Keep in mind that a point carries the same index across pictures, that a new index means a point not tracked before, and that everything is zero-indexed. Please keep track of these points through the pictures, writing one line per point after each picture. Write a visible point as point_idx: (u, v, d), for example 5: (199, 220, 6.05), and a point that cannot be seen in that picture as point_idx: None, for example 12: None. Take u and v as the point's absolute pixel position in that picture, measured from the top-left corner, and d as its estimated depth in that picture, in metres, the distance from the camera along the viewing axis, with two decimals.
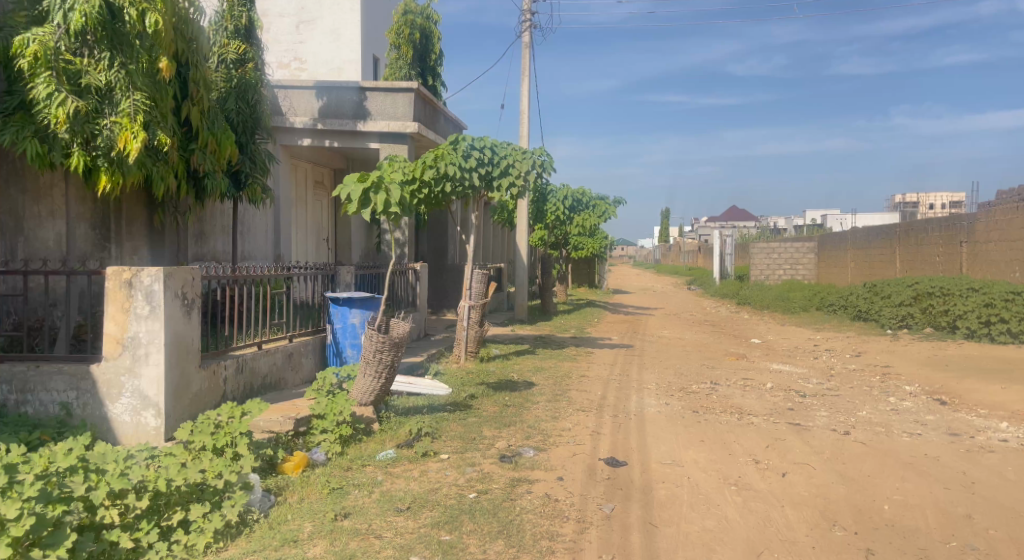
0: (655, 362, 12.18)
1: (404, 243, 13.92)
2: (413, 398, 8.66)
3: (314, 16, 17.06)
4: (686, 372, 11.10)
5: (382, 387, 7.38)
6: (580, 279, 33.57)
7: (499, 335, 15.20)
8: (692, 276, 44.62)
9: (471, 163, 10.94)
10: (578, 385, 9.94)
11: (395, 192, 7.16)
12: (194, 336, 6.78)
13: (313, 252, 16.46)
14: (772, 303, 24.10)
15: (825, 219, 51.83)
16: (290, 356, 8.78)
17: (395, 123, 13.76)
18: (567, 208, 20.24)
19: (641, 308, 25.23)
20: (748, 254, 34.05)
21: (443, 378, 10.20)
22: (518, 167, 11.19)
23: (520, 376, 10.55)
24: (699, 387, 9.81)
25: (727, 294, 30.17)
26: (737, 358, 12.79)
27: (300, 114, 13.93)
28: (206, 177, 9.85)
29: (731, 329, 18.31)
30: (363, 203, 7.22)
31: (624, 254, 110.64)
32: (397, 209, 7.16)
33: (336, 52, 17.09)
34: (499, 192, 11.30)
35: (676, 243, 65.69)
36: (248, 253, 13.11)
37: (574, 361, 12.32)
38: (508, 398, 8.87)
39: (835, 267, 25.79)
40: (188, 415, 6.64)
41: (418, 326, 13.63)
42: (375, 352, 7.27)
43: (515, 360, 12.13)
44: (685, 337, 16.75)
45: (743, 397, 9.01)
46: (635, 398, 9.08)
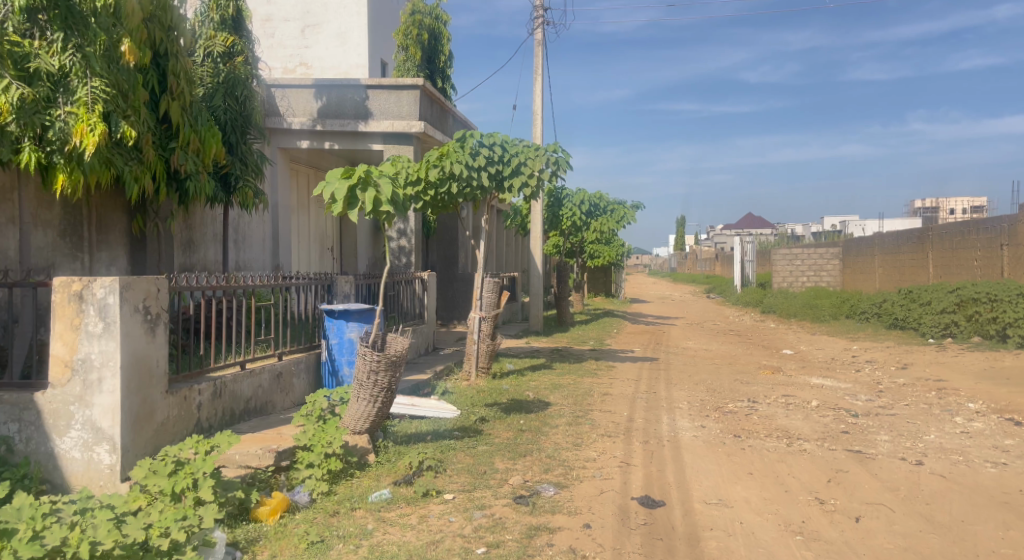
0: (683, 377, 11.18)
1: (410, 251, 13.03)
2: (416, 423, 7.71)
3: (320, 19, 16.13)
4: (719, 389, 10.09)
5: (379, 413, 6.43)
6: (596, 288, 32.56)
7: (514, 348, 14.24)
8: (711, 284, 43.53)
9: (479, 162, 10.01)
10: (601, 404, 8.97)
11: (386, 188, 6.25)
12: (160, 357, 5.86)
13: (316, 263, 15.61)
14: (800, 311, 22.99)
15: (846, 224, 50.59)
16: (280, 376, 7.86)
17: (400, 123, 12.87)
18: (583, 213, 19.27)
19: (661, 318, 24.21)
20: (770, 261, 32.98)
21: (451, 399, 9.24)
22: (530, 165, 10.24)
23: (536, 395, 9.58)
24: (736, 406, 8.80)
25: (749, 302, 29.05)
26: (772, 372, 11.76)
27: (298, 114, 13.06)
28: (187, 178, 8.92)
29: (759, 339, 17.26)
30: (349, 204, 6.31)
31: (639, 263, 109.57)
32: (390, 208, 6.26)
33: (343, 56, 16.19)
34: (510, 193, 10.35)
35: (693, 252, 64.63)
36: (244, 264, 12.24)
37: (595, 376, 11.34)
38: (523, 421, 7.90)
39: (863, 273, 24.66)
40: (151, 448, 5.74)
41: (425, 340, 12.73)
42: (369, 373, 6.31)
43: (530, 376, 11.16)
44: (711, 349, 15.71)
45: (788, 419, 7.99)
46: (667, 421, 8.07)
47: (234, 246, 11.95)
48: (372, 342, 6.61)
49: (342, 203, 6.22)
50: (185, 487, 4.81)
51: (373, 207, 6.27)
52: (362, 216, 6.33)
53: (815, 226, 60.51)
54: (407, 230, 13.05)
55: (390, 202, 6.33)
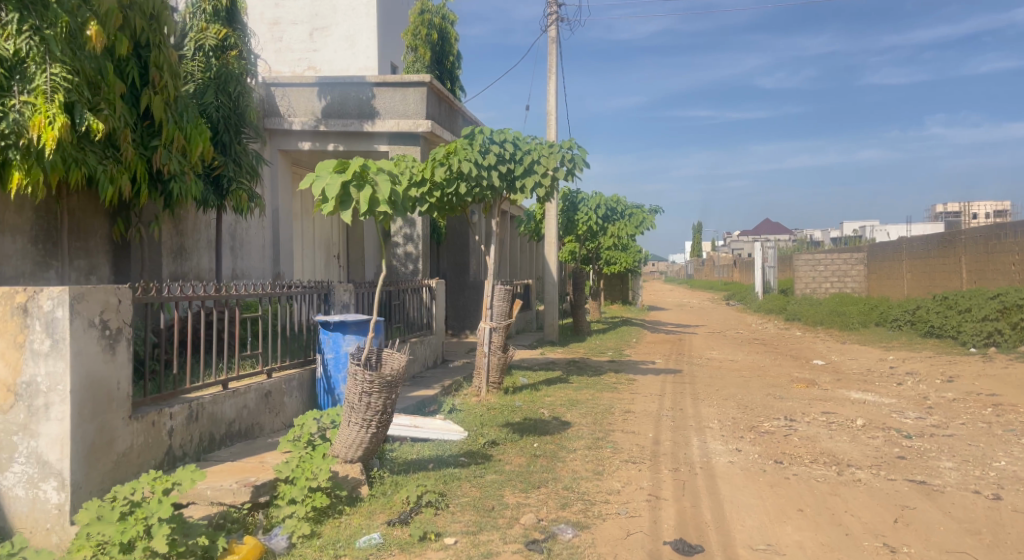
0: (710, 392, 10.38)
1: (416, 257, 12.32)
2: (419, 447, 6.98)
3: (329, 21, 15.30)
4: (751, 406, 9.28)
5: (374, 439, 5.67)
6: (613, 295, 31.76)
7: (528, 360, 13.48)
8: (730, 291, 42.57)
9: (488, 162, 9.25)
10: (622, 423, 8.20)
11: (386, 185, 5.38)
12: (122, 378, 5.15)
13: (321, 272, 14.99)
14: (827, 318, 22.06)
15: (867, 229, 49.46)
16: (268, 396, 7.10)
17: (406, 122, 12.10)
18: (600, 218, 18.47)
19: (681, 326, 23.37)
20: (791, 266, 32.02)
21: (459, 418, 8.50)
22: (544, 163, 9.48)
23: (552, 413, 8.81)
24: (773, 427, 7.99)
25: (771, 309, 28.13)
26: (807, 385, 10.92)
27: (299, 115, 12.36)
28: (171, 179, 8.17)
29: (787, 349, 16.40)
30: (341, 202, 5.40)
31: (655, 270, 108.54)
32: (388, 208, 5.37)
33: (352, 59, 15.29)
34: (523, 194, 9.57)
35: (710, 259, 63.65)
36: (243, 272, 11.53)
37: (615, 390, 10.56)
38: (538, 444, 7.14)
39: (889, 278, 23.69)
40: (109, 482, 5.04)
41: (433, 351, 12.01)
42: (360, 394, 5.54)
43: (546, 391, 10.39)
44: (736, 359, 14.88)
45: (833, 442, 7.17)
46: (698, 444, 7.29)
47: (232, 253, 11.21)
48: (365, 359, 5.83)
49: (333, 200, 5.32)
50: (136, 535, 4.12)
51: (368, 208, 5.38)
52: (356, 216, 5.44)
53: (835, 231, 59.41)
54: (413, 235, 12.34)
55: (390, 201, 5.46)
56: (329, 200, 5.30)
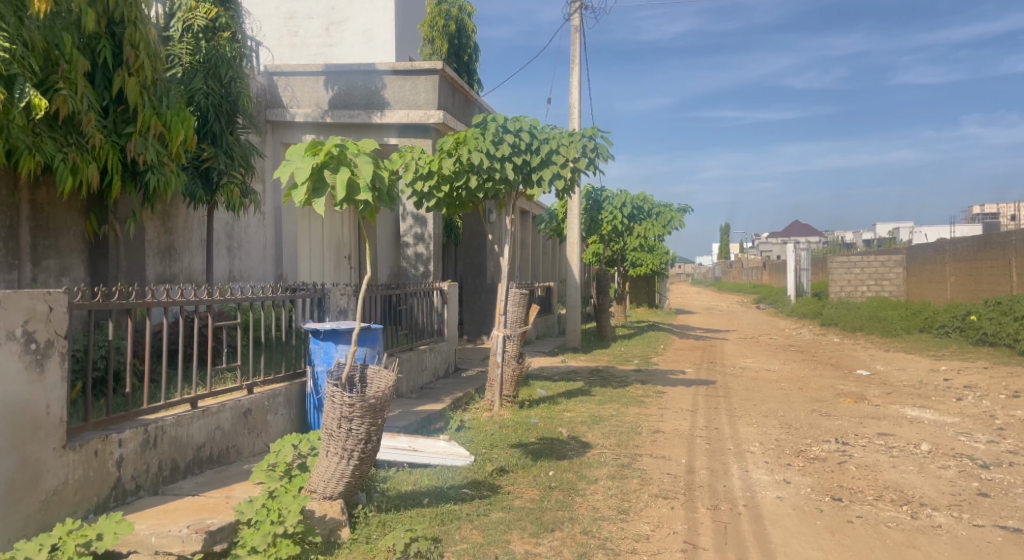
0: (748, 409, 9.47)
1: (428, 258, 11.47)
2: (418, 474, 6.16)
3: (345, 15, 14.24)
4: (794, 426, 8.34)
5: (357, 473, 4.79)
6: (638, 299, 30.75)
7: (548, 368, 12.63)
8: (760, 293, 41.37)
9: (502, 153, 8.32)
10: (650, 445, 7.31)
11: (366, 168, 4.52)
12: (56, 399, 4.37)
13: (330, 274, 14.26)
14: (867, 324, 20.99)
15: (902, 231, 47.97)
16: (247, 415, 6.21)
17: (416, 113, 11.14)
18: (625, 217, 17.55)
19: (711, 330, 22.37)
20: (825, 269, 30.83)
21: (467, 437, 7.66)
22: (563, 153, 8.54)
23: (572, 431, 7.96)
24: (824, 453, 7.05)
25: (805, 313, 27.02)
26: (854, 401, 9.97)
27: (303, 105, 11.34)
28: (147, 170, 7.29)
29: (827, 359, 15.41)
30: (314, 189, 4.54)
31: (682, 273, 107.16)
32: (370, 195, 4.50)
33: (369, 55, 14.24)
34: (540, 187, 8.64)
35: (738, 262, 62.35)
36: (242, 274, 10.70)
37: (642, 404, 9.67)
38: (553, 473, 6.26)
39: (930, 281, 22.48)
40: (37, 524, 4.27)
41: (445, 360, 11.21)
42: (340, 422, 4.66)
43: (565, 404, 9.49)
44: (773, 369, 13.91)
45: (897, 474, 6.24)
46: (738, 473, 6.38)
47: (228, 253, 10.38)
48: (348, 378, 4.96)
49: (305, 186, 4.47)
50: None
51: (346, 194, 4.51)
52: (333, 206, 4.58)
53: (868, 232, 57.83)
54: (424, 234, 11.48)
55: (372, 188, 4.60)
56: (299, 185, 4.45)
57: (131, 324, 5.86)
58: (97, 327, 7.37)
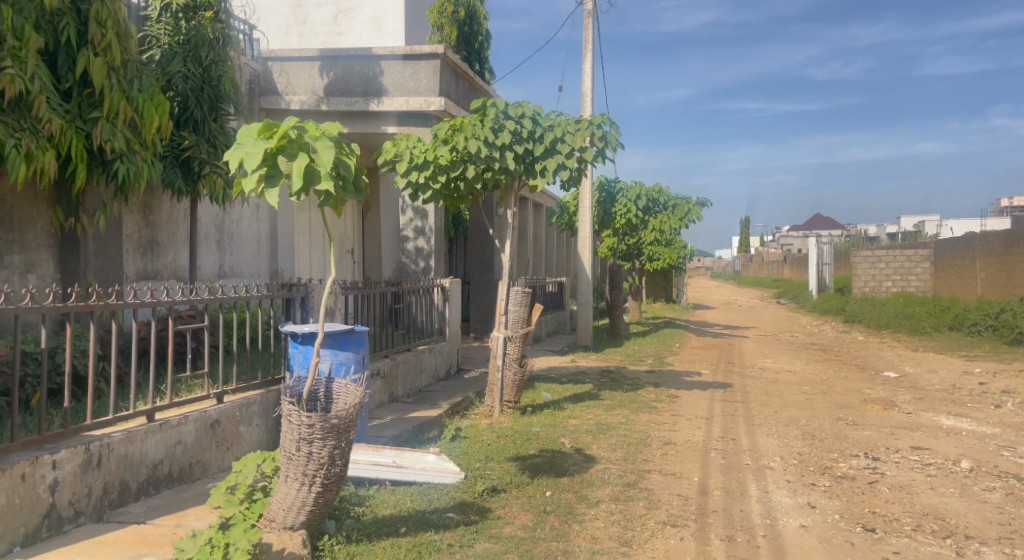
0: (768, 416, 8.88)
1: (428, 253, 10.90)
2: (403, 493, 5.61)
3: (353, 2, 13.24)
4: (819, 439, 7.74)
5: (321, 501, 4.20)
6: (655, 293, 30.02)
7: (557, 368, 12.09)
8: (780, 288, 40.50)
9: (502, 141, 7.67)
10: (661, 459, 6.74)
11: (326, 154, 3.91)
12: None
13: (331, 268, 13.72)
14: (893, 322, 20.29)
15: (928, 224, 46.83)
16: (214, 427, 5.60)
17: (416, 99, 10.52)
18: (640, 210, 16.88)
19: (730, 327, 21.70)
20: (848, 263, 30.02)
21: (462, 446, 7.10)
22: (569, 141, 7.87)
23: (577, 441, 7.40)
24: (852, 472, 6.48)
25: (828, 309, 26.25)
26: (885, 410, 9.40)
27: (298, 93, 10.74)
28: (116, 158, 6.65)
29: (854, 361, 14.78)
30: (267, 177, 3.94)
31: (700, 266, 106.05)
32: (331, 185, 3.89)
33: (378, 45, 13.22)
34: (544, 177, 7.99)
35: (758, 255, 61.39)
36: (233, 269, 10.11)
37: (654, 411, 9.09)
38: (551, 493, 5.70)
39: (958, 277, 21.63)
40: None
41: (446, 360, 10.64)
42: (299, 444, 4.07)
43: (571, 410, 8.90)
44: (795, 370, 13.31)
45: (936, 498, 5.73)
46: (756, 495, 5.79)
47: (218, 248, 9.80)
48: (312, 392, 4.37)
49: (256, 174, 3.85)
50: None
51: (303, 184, 3.91)
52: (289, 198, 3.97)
53: (892, 225, 56.61)
54: (425, 227, 10.90)
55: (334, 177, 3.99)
56: (249, 173, 3.84)
57: (91, 328, 5.35)
58: (65, 328, 6.86)
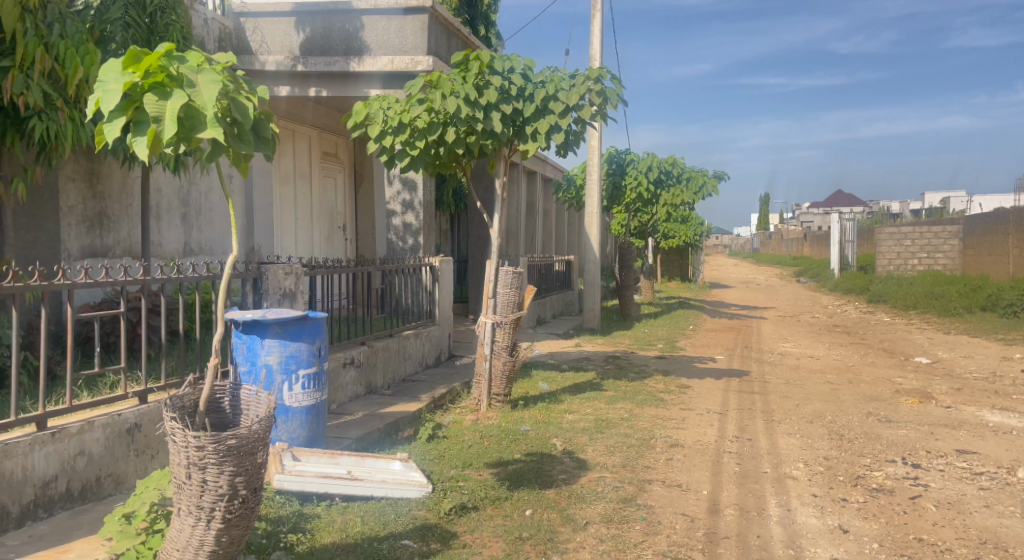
0: (789, 412, 7.98)
1: (417, 230, 9.94)
2: (358, 511, 4.72)
3: None
4: (849, 441, 6.80)
5: (231, 537, 3.22)
6: (670, 272, 28.95)
7: (560, 354, 11.22)
8: (799, 267, 39.25)
9: (486, 100, 6.69)
10: (666, 467, 5.84)
11: (209, 89, 3.14)
12: None
13: (319, 245, 12.82)
14: (921, 303, 19.27)
15: (953, 201, 45.33)
16: (135, 432, 4.62)
17: (402, 59, 9.53)
18: (651, 183, 15.79)
19: (748, 307, 20.71)
20: (872, 240, 28.86)
21: (439, 448, 6.24)
22: (563, 99, 6.88)
23: (572, 441, 6.52)
24: (889, 483, 5.56)
25: (849, 289, 25.18)
26: (919, 404, 8.49)
27: (274, 52, 9.82)
28: (33, 116, 5.74)
29: (882, 346, 13.83)
30: (136, 123, 3.19)
31: (718, 245, 104.49)
32: (216, 128, 3.12)
33: None
34: (535, 141, 7.01)
35: (777, 233, 60.02)
36: (205, 246, 9.17)
37: (661, 405, 8.19)
38: (532, 511, 4.82)
39: (989, 254, 20.46)
40: None
41: (435, 347, 9.72)
42: (189, 472, 3.12)
43: (569, 404, 8.01)
44: (817, 356, 12.38)
45: (994, 521, 4.83)
46: (776, 514, 4.88)
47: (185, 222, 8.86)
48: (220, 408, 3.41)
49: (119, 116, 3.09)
50: None
51: (183, 129, 3.14)
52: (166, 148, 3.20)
53: (915, 203, 55.08)
54: (413, 201, 9.95)
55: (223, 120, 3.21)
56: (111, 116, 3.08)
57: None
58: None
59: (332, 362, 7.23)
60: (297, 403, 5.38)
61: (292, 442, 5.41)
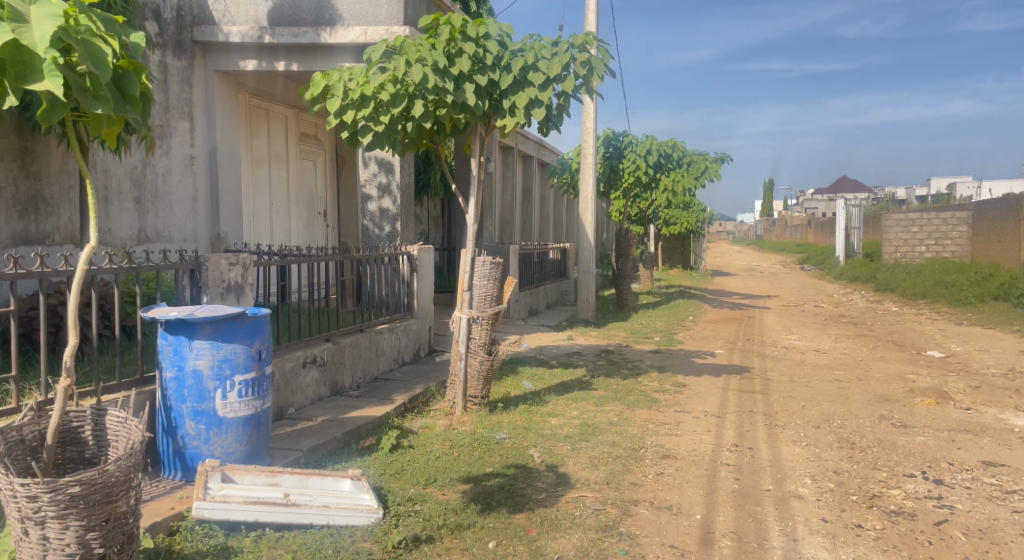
0: (795, 415, 7.28)
1: (394, 216, 9.24)
2: (294, 545, 4.04)
3: None
4: (861, 451, 6.11)
5: None
6: (672, 260, 28.20)
7: (549, 349, 10.52)
8: (803, 254, 38.42)
9: (457, 69, 5.99)
10: (656, 484, 5.17)
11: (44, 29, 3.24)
12: None
13: (298, 232, 12.13)
14: (930, 292, 18.55)
15: (959, 187, 44.46)
16: None
17: (377, 30, 8.87)
18: (650, 167, 15.05)
19: (750, 296, 19.99)
20: (878, 227, 28.06)
21: (402, 461, 5.55)
22: (543, 69, 6.15)
23: (553, 452, 5.84)
24: (909, 504, 4.88)
25: (855, 277, 24.44)
26: (937, 405, 7.80)
27: (239, 22, 9.08)
28: None
29: (891, 338, 13.14)
30: None
31: (721, 232, 103.53)
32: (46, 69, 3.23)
33: None
34: (513, 116, 6.29)
35: (781, 220, 59.16)
36: (160, 232, 8.47)
37: (656, 407, 7.50)
38: (496, 543, 4.16)
39: (1000, 241, 19.71)
40: None
41: (413, 342, 9.02)
42: (27, 527, 3.26)
43: (553, 406, 7.33)
44: (824, 349, 11.69)
45: None
46: (779, 546, 4.21)
47: (138, 206, 8.16)
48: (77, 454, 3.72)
49: None
50: None
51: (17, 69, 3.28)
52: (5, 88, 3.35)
53: (921, 189, 54.19)
54: (390, 184, 9.23)
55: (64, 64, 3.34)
56: None
57: None
58: None
59: (290, 362, 6.53)
60: (232, 413, 4.64)
61: (228, 459, 4.65)
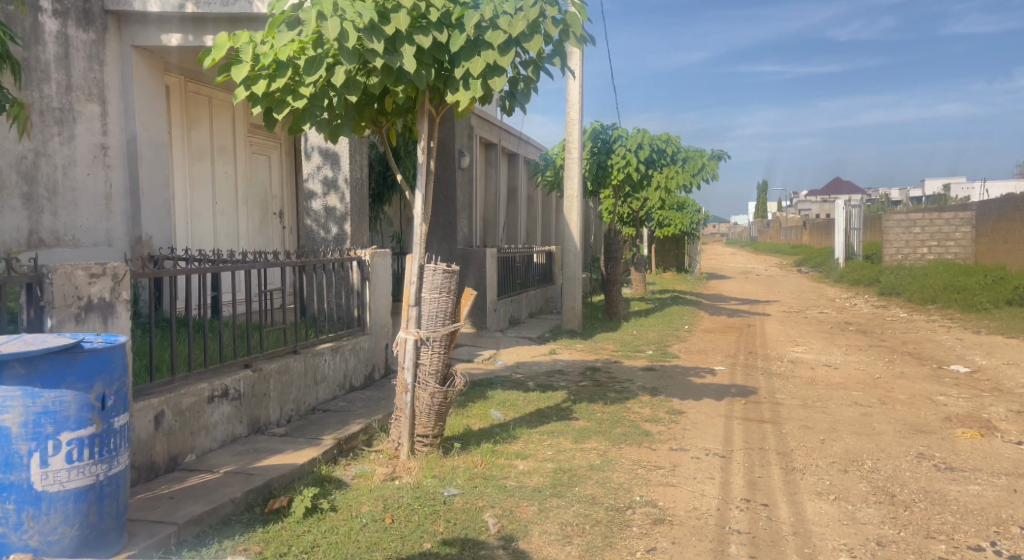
0: (816, 453, 6.03)
1: (342, 215, 7.93)
2: None
3: None
4: (906, 509, 4.82)
5: None
6: (666, 263, 26.92)
7: (526, 366, 9.24)
8: (800, 256, 37.21)
9: (392, 27, 4.70)
10: None
11: None
12: None
13: (248, 235, 10.79)
14: (939, 297, 17.32)
15: (954, 188, 43.37)
16: None
17: None
18: (641, 162, 13.80)
19: (748, 301, 18.73)
20: (877, 228, 26.85)
21: (314, 532, 4.25)
22: (501, 28, 4.86)
23: (515, 515, 4.55)
24: None
25: (855, 281, 23.22)
26: (981, 439, 6.54)
27: None
28: None
29: (905, 349, 11.90)
30: None
31: (715, 234, 102.39)
32: None
33: None
34: (465, 89, 5.02)
35: (776, 221, 57.99)
36: (59, 234, 7.19)
37: (648, 443, 6.23)
38: None
39: (1005, 241, 18.53)
40: None
41: (364, 362, 7.71)
42: None
43: (523, 444, 6.04)
44: (834, 364, 10.44)
45: None
46: None
47: (27, 204, 6.91)
48: None
49: None
50: None
51: None
52: None
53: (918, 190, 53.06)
54: (337, 178, 7.93)
55: None
56: None
57: None
58: None
59: (191, 397, 5.22)
60: (56, 486, 3.34)
61: (49, 550, 3.36)
